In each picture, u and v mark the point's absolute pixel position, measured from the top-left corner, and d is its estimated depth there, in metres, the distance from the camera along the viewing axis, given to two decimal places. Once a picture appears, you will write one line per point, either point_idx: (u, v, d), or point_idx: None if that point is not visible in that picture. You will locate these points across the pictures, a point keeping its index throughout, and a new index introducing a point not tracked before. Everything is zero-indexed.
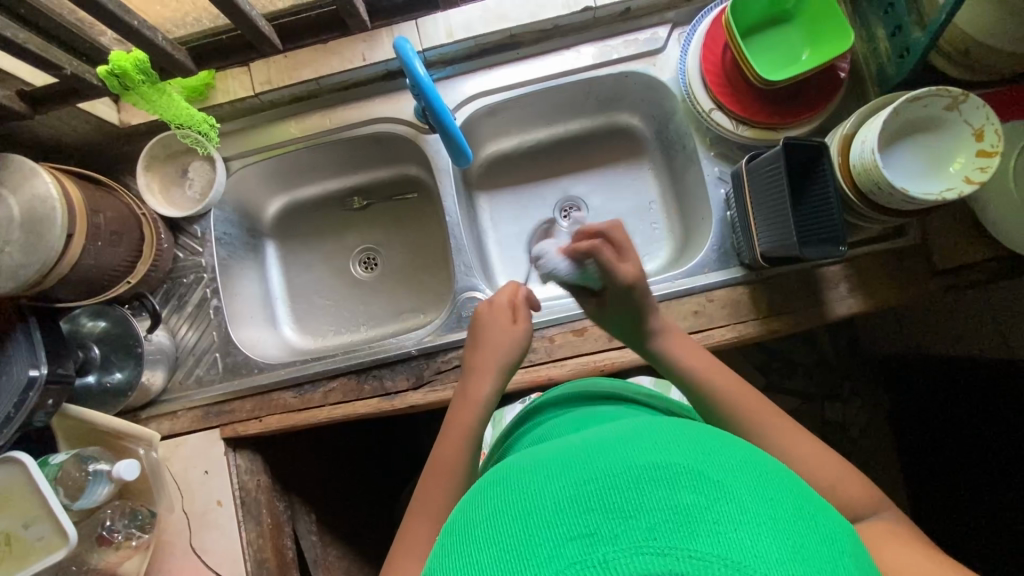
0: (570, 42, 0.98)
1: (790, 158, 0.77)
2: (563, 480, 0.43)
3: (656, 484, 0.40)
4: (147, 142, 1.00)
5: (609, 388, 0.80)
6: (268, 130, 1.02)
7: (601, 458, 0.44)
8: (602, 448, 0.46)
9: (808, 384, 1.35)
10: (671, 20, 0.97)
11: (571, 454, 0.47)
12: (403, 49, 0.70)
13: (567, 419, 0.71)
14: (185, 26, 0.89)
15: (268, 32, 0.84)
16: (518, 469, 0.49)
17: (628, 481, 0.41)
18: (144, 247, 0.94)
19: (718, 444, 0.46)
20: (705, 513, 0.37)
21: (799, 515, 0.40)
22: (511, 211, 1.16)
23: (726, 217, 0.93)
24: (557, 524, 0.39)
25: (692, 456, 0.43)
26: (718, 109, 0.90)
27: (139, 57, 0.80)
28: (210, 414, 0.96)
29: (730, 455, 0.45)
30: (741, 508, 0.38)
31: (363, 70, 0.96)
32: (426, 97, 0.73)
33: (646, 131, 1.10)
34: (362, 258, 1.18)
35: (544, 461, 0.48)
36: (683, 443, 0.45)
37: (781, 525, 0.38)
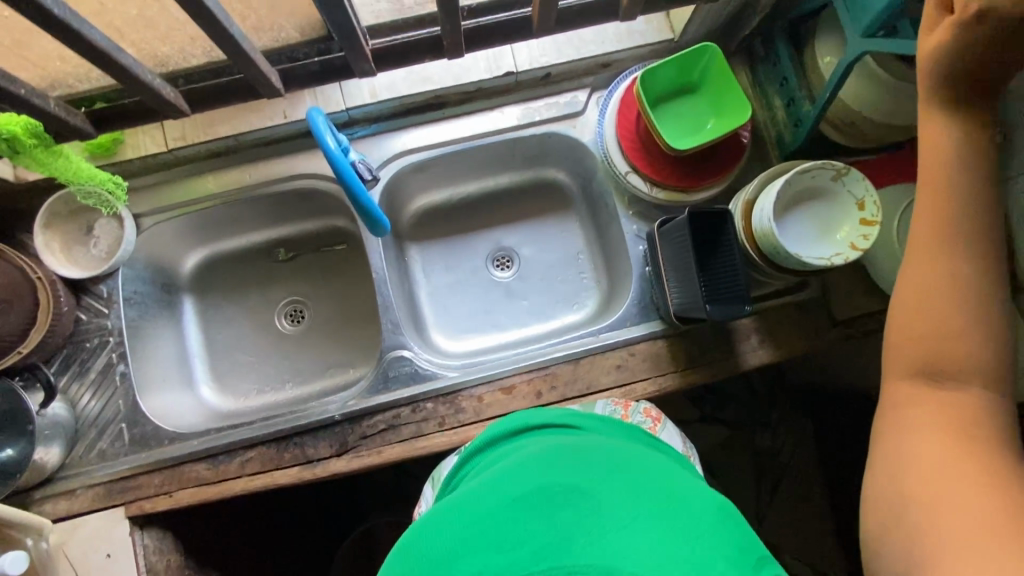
0: (494, 103, 1.01)
1: (695, 226, 0.81)
2: (463, 524, 0.53)
3: (536, 514, 0.50)
4: (46, 199, 0.94)
5: (523, 416, 0.78)
6: (183, 185, 0.98)
7: (492, 498, 0.54)
8: (495, 486, 0.56)
9: (736, 418, 1.41)
10: (589, 85, 1.02)
11: (469, 494, 0.57)
12: (314, 121, 0.75)
13: (490, 460, 0.72)
14: (89, 81, 0.82)
15: (174, 99, 0.82)
16: (430, 516, 0.59)
17: (513, 517, 0.51)
18: (39, 313, 0.86)
19: (588, 466, 0.57)
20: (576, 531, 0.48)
21: (658, 514, 0.50)
22: (443, 261, 1.16)
23: (645, 271, 0.98)
24: (460, 560, 0.50)
25: (569, 482, 0.54)
26: (634, 172, 0.95)
27: (31, 123, 0.75)
28: (114, 491, 0.89)
29: (594, 472, 0.56)
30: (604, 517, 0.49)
31: (283, 127, 0.96)
32: (341, 174, 0.75)
33: (572, 186, 1.15)
34: (289, 312, 1.14)
35: (449, 505, 0.58)
36: (557, 471, 0.56)
37: (642, 524, 0.49)
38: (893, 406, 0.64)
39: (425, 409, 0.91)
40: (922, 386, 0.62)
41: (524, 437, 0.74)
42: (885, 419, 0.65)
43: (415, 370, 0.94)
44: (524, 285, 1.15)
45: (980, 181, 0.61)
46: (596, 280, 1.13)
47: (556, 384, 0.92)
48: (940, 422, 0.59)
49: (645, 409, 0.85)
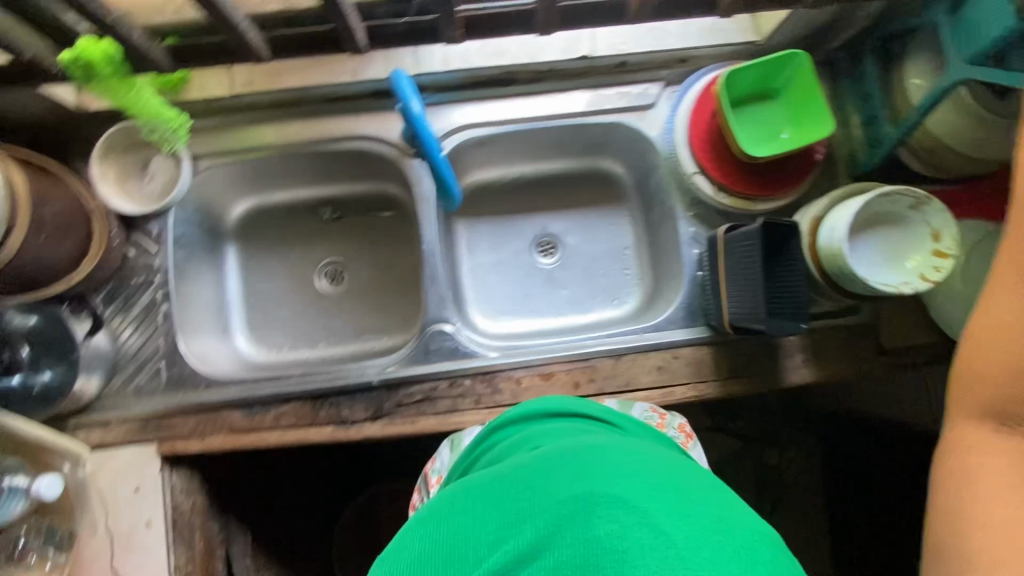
0: (564, 85, 0.98)
1: (769, 236, 0.78)
2: (491, 517, 0.49)
3: (573, 518, 0.45)
4: (106, 130, 0.93)
5: (565, 402, 0.72)
6: (242, 133, 0.96)
7: (534, 494, 0.49)
8: (537, 478, 0.51)
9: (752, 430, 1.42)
10: (664, 78, 0.98)
11: (505, 484, 0.52)
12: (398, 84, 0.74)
13: (525, 442, 0.65)
14: (164, 16, 0.79)
15: (256, 44, 0.80)
16: (461, 498, 0.54)
17: (546, 516, 0.46)
18: (91, 244, 0.86)
19: (642, 467, 0.50)
20: (616, 543, 0.43)
21: (715, 533, 0.44)
22: (488, 239, 1.15)
23: (696, 276, 0.97)
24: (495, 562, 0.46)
25: (615, 479, 0.48)
26: (700, 174, 0.94)
27: (111, 49, 0.74)
28: (148, 427, 0.90)
29: (653, 476, 0.49)
30: (651, 531, 0.43)
31: (351, 86, 0.94)
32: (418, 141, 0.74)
33: (628, 180, 1.13)
34: (328, 272, 1.14)
35: (483, 489, 0.53)
36: (609, 469, 0.49)
37: (695, 540, 0.43)
38: (954, 450, 0.64)
39: (461, 386, 0.91)
40: (992, 433, 0.61)
41: (564, 423, 0.67)
42: (948, 460, 0.64)
43: (456, 346, 0.93)
44: (567, 274, 1.13)
45: None
46: (640, 278, 1.11)
47: (595, 378, 0.92)
48: (1012, 471, 0.59)
49: (680, 424, 0.84)
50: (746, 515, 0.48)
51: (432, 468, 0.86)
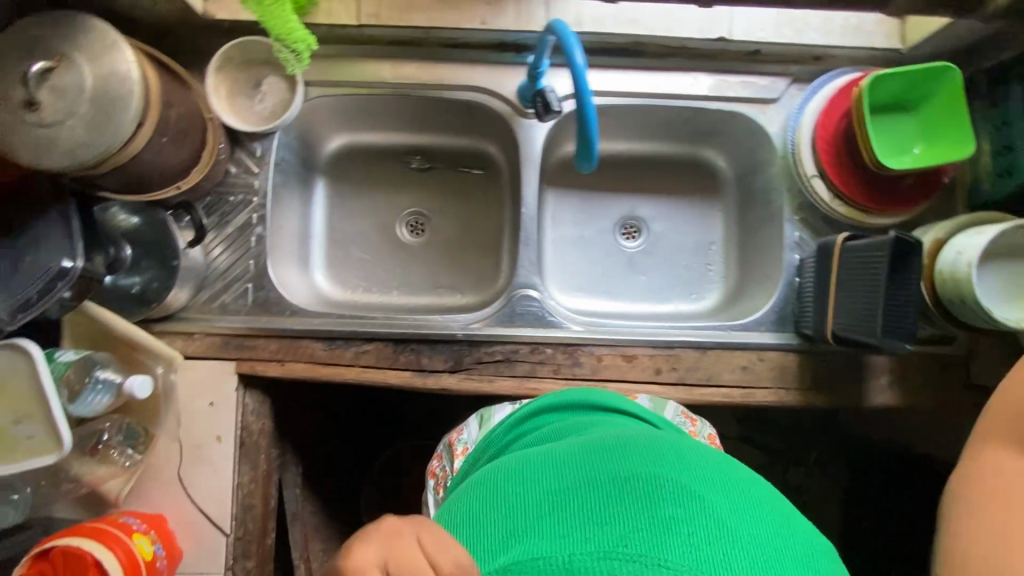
0: (690, 66, 0.95)
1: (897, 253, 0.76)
2: (555, 482, 0.50)
3: (640, 495, 0.47)
4: (225, 42, 0.91)
5: (603, 397, 0.74)
6: (357, 65, 0.93)
7: (597, 467, 0.51)
8: (600, 456, 0.53)
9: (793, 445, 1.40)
10: (793, 74, 0.95)
11: (567, 457, 0.54)
12: (567, 33, 0.70)
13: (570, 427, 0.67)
14: None
15: None
16: (518, 465, 0.56)
17: (611, 490, 0.48)
18: (203, 154, 0.84)
19: (699, 463, 0.53)
20: (681, 526, 0.45)
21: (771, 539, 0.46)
22: (573, 212, 1.14)
23: (793, 282, 0.95)
24: (559, 522, 0.46)
25: (678, 471, 0.51)
26: (819, 177, 0.91)
27: None
28: (230, 345, 0.90)
29: (712, 474, 0.52)
30: (715, 522, 0.45)
31: (478, 33, 0.91)
32: (577, 88, 0.69)
33: (729, 174, 1.10)
34: (410, 221, 1.13)
35: (540, 460, 0.55)
36: (673, 463, 0.52)
37: (751, 540, 0.46)
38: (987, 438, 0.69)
39: (543, 353, 0.90)
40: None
41: (608, 416, 0.69)
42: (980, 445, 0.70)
43: (543, 313, 0.92)
44: (648, 260, 1.12)
45: None
46: (723, 275, 1.10)
47: (677, 367, 0.91)
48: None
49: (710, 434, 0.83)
50: (796, 526, 0.50)
51: (457, 439, 0.86)
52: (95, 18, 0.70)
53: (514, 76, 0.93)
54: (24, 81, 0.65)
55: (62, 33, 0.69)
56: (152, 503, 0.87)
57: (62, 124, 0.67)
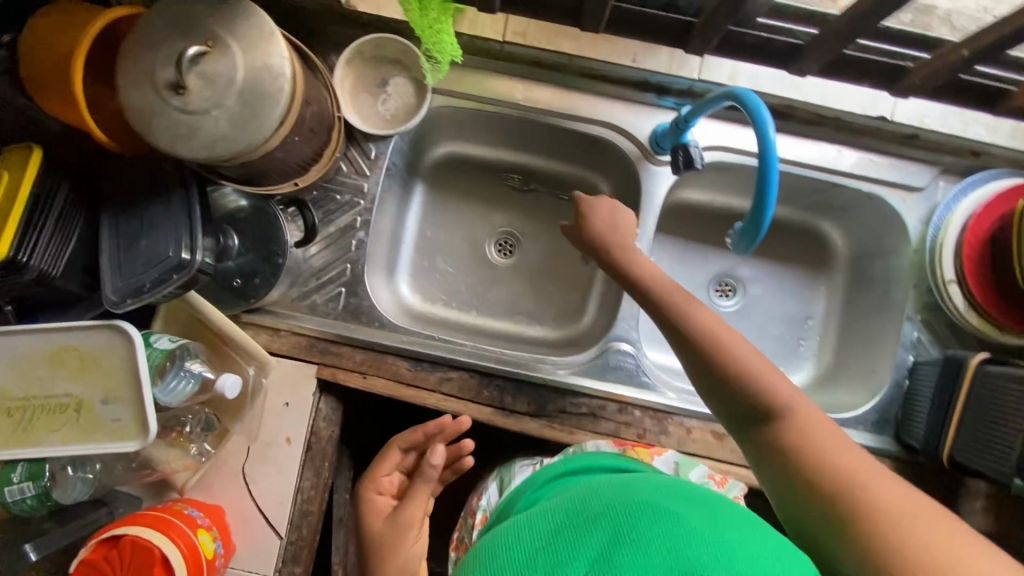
0: (837, 139, 0.89)
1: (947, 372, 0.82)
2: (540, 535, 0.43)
3: (631, 529, 0.40)
4: (361, 35, 0.87)
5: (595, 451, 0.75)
6: (489, 80, 0.89)
7: (580, 508, 0.45)
8: (586, 503, 0.46)
9: None
10: (944, 166, 0.90)
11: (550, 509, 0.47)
12: (761, 112, 0.65)
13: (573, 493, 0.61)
14: None
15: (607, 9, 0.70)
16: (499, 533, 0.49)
17: (601, 530, 0.40)
18: (325, 154, 0.81)
19: (686, 498, 0.47)
20: (681, 548, 0.38)
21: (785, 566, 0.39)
22: (670, 261, 1.08)
23: (902, 384, 0.90)
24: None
25: (668, 503, 0.44)
26: (956, 284, 0.85)
27: None
28: (315, 348, 0.88)
29: (702, 507, 0.45)
30: (719, 545, 0.39)
31: (623, 70, 0.87)
32: (763, 171, 0.65)
33: (843, 251, 1.04)
34: (499, 241, 1.09)
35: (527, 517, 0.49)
36: (662, 497, 0.46)
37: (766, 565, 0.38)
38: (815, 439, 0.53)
39: (630, 415, 0.87)
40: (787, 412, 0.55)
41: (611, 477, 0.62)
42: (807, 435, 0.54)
43: (638, 372, 0.88)
44: (740, 325, 1.06)
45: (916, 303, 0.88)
46: (818, 355, 1.04)
47: None
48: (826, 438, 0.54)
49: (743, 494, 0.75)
50: None
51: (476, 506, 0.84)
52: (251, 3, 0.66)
53: (650, 120, 0.89)
54: (176, 63, 0.61)
55: (217, 15, 0.64)
56: (212, 495, 0.85)
57: (207, 113, 0.63)
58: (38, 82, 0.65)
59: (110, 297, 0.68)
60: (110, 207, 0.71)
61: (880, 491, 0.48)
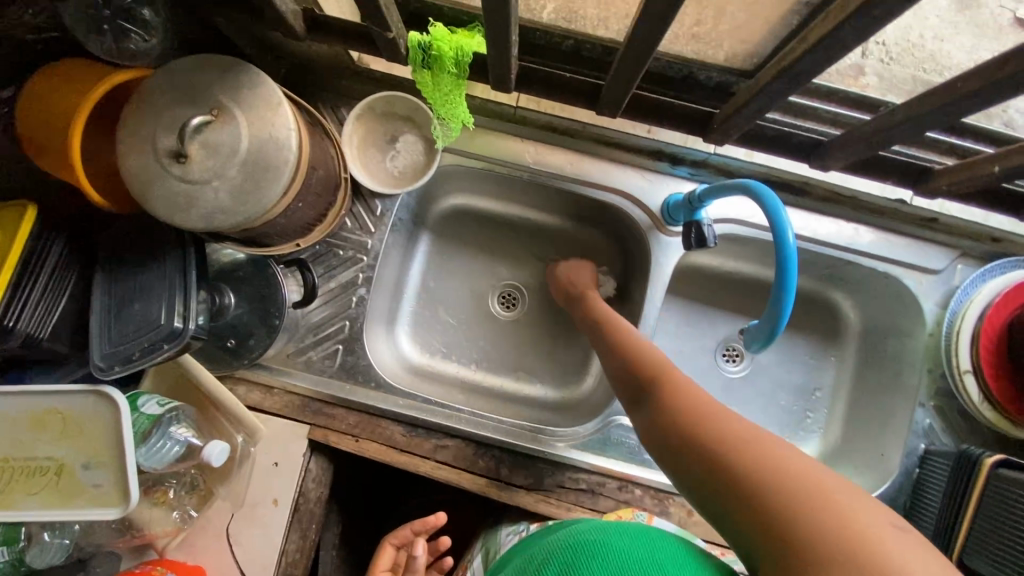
0: (855, 217, 0.87)
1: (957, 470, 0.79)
2: None
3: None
4: (371, 92, 0.85)
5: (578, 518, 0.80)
6: (501, 142, 0.87)
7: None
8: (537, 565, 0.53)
9: None
10: (964, 250, 0.87)
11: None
12: (779, 214, 0.63)
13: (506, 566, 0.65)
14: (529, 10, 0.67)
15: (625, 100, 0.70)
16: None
17: None
18: (328, 213, 0.79)
19: (617, 528, 0.55)
20: None
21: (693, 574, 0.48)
22: (678, 324, 1.06)
23: (912, 472, 0.87)
24: None
25: (600, 544, 0.52)
26: (972, 374, 0.83)
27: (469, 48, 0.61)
28: (308, 408, 0.85)
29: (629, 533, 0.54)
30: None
31: (639, 138, 0.86)
32: (780, 270, 0.63)
33: (854, 324, 1.01)
34: (503, 295, 1.07)
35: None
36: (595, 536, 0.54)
37: None
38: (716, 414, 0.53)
39: (630, 493, 0.84)
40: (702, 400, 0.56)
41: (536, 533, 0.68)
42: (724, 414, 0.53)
43: (640, 449, 0.85)
44: (746, 392, 1.03)
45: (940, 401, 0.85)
46: (825, 429, 1.01)
47: None
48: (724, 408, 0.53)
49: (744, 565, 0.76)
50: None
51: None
52: (259, 70, 0.64)
53: (663, 189, 0.87)
54: (178, 133, 0.59)
55: (224, 83, 0.62)
56: (194, 556, 0.82)
57: (207, 184, 0.61)
58: (36, 142, 0.63)
59: (97, 362, 0.66)
60: (103, 265, 0.69)
61: (800, 469, 0.46)
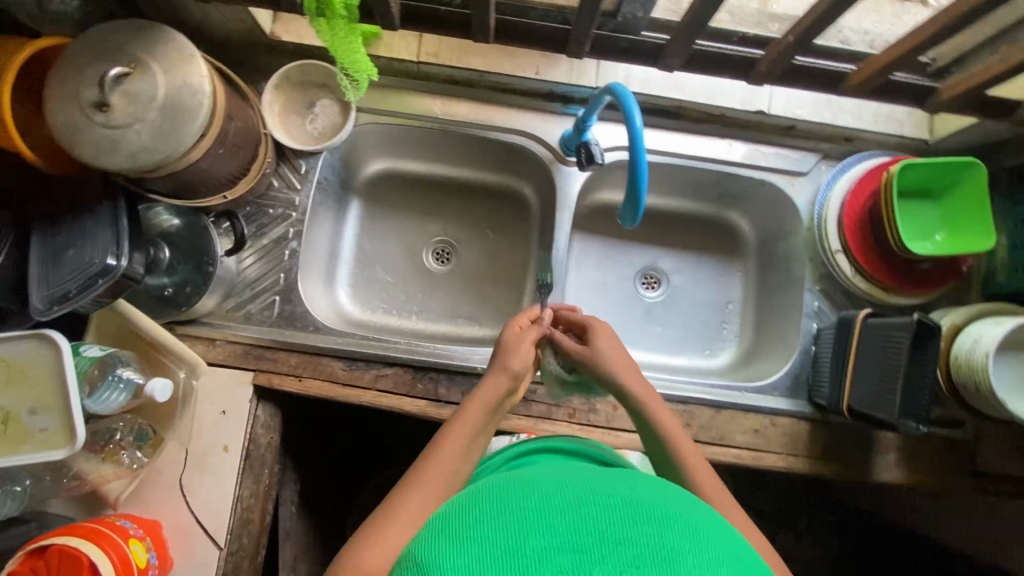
0: (727, 133, 0.99)
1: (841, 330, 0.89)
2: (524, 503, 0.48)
3: (605, 506, 0.47)
4: (287, 63, 0.94)
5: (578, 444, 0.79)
6: (412, 99, 0.97)
7: (549, 493, 0.49)
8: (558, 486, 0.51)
9: (774, 508, 1.38)
10: (823, 152, 1.00)
11: (524, 485, 0.52)
12: (626, 98, 0.71)
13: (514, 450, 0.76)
14: None
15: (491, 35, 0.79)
16: (461, 497, 0.53)
17: (578, 503, 0.47)
18: (252, 166, 0.87)
19: (640, 478, 0.54)
20: (653, 521, 0.45)
21: (721, 532, 0.48)
22: (597, 260, 1.15)
23: (809, 350, 0.97)
24: (534, 539, 0.44)
25: (634, 488, 0.51)
26: (843, 253, 0.94)
27: None
28: (250, 355, 0.90)
29: (654, 486, 0.53)
30: (682, 523, 0.46)
31: (530, 82, 0.96)
32: (632, 153, 0.70)
33: (751, 238, 1.12)
34: (437, 250, 1.14)
35: (503, 484, 0.53)
36: (621, 483, 0.52)
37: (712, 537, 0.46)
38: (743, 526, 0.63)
39: (560, 396, 0.91)
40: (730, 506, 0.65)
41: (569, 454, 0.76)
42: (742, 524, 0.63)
43: None
44: (666, 312, 1.13)
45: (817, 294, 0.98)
46: (739, 335, 1.11)
47: (691, 423, 0.92)
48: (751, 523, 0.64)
49: None
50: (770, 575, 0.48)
51: None
52: (172, 30, 0.73)
53: (559, 126, 0.97)
54: (99, 83, 0.67)
55: (140, 40, 0.71)
56: (148, 507, 0.85)
57: (129, 128, 0.69)
58: None
59: (36, 307, 0.71)
60: (39, 221, 0.75)
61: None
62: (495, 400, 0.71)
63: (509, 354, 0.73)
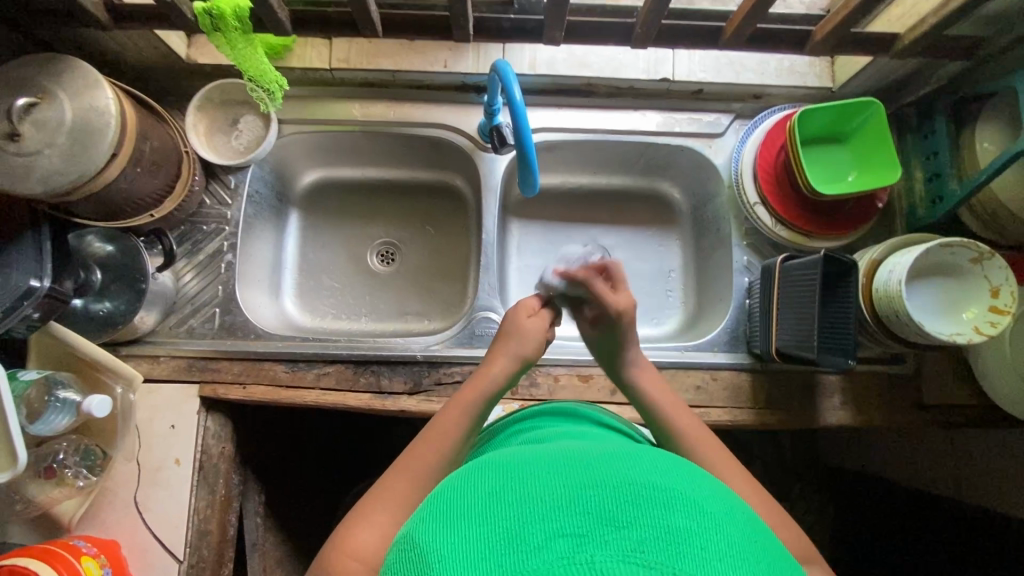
0: (638, 105, 1.03)
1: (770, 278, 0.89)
2: (518, 491, 0.41)
3: (607, 489, 0.40)
4: (206, 84, 0.98)
5: (595, 410, 0.74)
6: (331, 106, 1.02)
7: (547, 474, 0.43)
8: (555, 467, 0.44)
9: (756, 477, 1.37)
10: (735, 111, 1.03)
11: (516, 466, 0.45)
12: (506, 72, 0.74)
13: (514, 416, 0.73)
14: None
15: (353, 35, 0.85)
16: (455, 479, 0.46)
17: (576, 488, 0.40)
18: (176, 184, 0.91)
19: (648, 454, 0.46)
20: (662, 505, 0.38)
21: (743, 517, 0.41)
22: (539, 244, 1.15)
23: (744, 304, 0.98)
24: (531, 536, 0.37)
25: (642, 469, 0.43)
26: (761, 205, 0.96)
27: (242, 3, 0.74)
28: (194, 368, 0.92)
29: (665, 462, 0.45)
30: (697, 509, 0.39)
31: (440, 75, 0.99)
32: (516, 123, 0.73)
33: (683, 205, 1.14)
34: (380, 251, 1.15)
35: (500, 463, 0.47)
36: (627, 461, 0.44)
37: (733, 525, 0.39)
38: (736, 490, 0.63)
39: None
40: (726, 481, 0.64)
41: (589, 418, 0.70)
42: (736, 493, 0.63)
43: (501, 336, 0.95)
44: None
45: (746, 247, 1.00)
46: (683, 301, 1.11)
47: None
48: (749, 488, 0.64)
49: None
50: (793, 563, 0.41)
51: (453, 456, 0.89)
52: (80, 60, 0.77)
53: (475, 116, 1.02)
54: (7, 115, 0.71)
55: (45, 71, 0.74)
56: (104, 527, 0.86)
57: (40, 153, 0.72)
58: None
59: None
60: None
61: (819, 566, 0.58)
62: (495, 383, 0.72)
63: (521, 340, 0.75)
